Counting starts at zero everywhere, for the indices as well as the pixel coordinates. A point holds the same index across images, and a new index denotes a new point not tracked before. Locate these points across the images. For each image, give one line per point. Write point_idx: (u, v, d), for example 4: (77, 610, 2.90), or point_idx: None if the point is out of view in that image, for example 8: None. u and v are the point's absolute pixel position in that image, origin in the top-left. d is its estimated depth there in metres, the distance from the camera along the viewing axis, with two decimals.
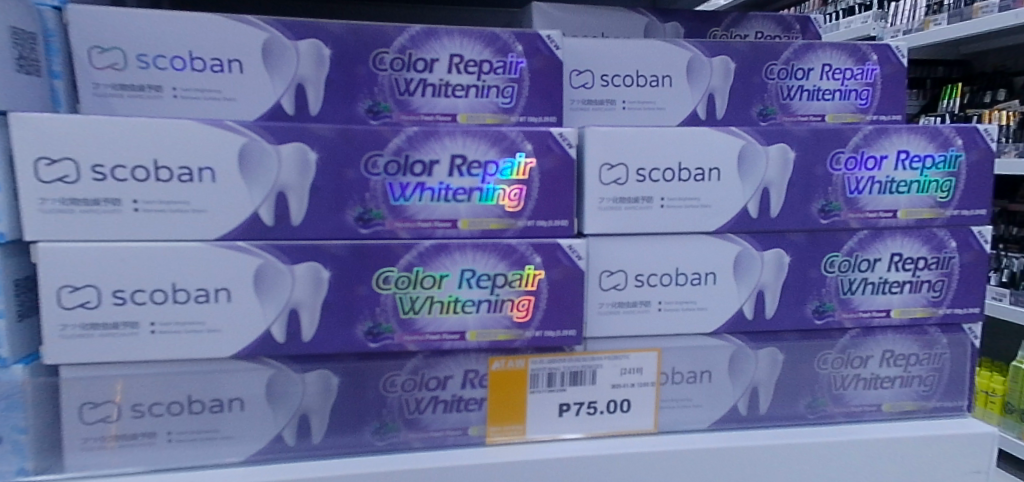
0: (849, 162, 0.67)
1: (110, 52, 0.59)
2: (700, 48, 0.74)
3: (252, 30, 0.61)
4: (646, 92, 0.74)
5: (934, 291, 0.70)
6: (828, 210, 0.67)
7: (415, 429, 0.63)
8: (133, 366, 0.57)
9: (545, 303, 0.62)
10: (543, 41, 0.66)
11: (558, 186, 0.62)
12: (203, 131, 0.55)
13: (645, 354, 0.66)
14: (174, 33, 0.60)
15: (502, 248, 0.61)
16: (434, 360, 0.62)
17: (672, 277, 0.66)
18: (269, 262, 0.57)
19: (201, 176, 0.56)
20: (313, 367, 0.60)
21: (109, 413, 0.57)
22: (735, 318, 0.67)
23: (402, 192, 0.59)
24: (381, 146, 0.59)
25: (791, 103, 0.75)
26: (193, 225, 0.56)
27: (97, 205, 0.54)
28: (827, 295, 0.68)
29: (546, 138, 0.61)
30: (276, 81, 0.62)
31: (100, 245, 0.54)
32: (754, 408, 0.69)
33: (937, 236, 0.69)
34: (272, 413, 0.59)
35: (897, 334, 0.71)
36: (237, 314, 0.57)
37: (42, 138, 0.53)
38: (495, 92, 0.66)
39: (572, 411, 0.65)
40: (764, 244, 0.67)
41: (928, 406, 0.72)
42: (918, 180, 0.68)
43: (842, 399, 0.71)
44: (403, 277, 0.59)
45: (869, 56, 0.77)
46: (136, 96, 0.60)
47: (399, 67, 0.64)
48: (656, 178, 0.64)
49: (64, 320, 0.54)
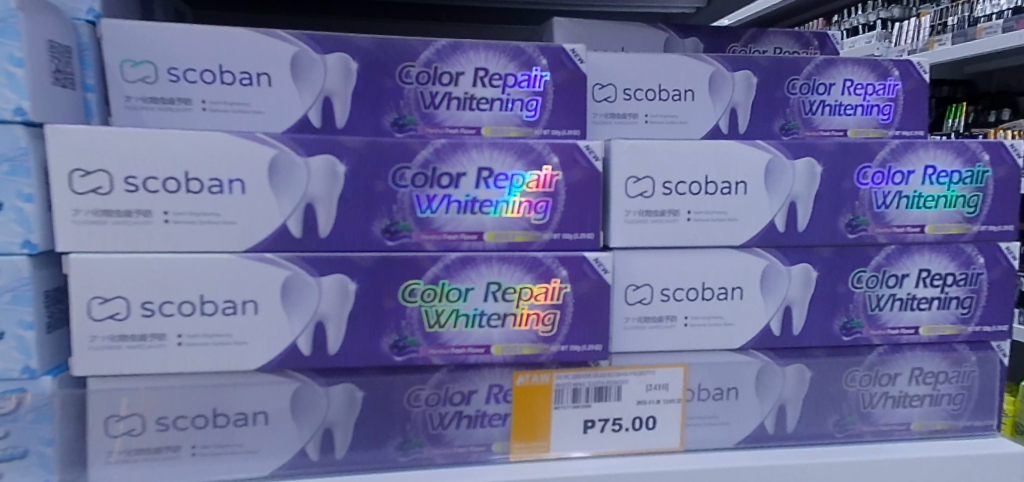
0: (876, 176, 0.66)
1: (142, 65, 0.60)
2: (722, 62, 0.74)
3: (281, 43, 0.62)
4: (669, 106, 0.73)
5: (963, 308, 0.69)
6: (856, 224, 0.66)
7: (439, 445, 0.62)
8: (160, 378, 0.56)
9: (570, 317, 0.62)
10: (567, 55, 0.66)
11: (584, 198, 0.62)
12: (233, 143, 0.56)
13: (671, 370, 0.65)
14: (204, 46, 0.61)
15: (529, 261, 0.61)
16: (459, 374, 0.62)
17: (698, 291, 0.65)
18: (297, 274, 0.57)
19: (231, 188, 0.56)
20: (338, 380, 0.59)
21: (134, 426, 0.57)
22: (762, 334, 0.66)
23: (428, 204, 0.59)
24: (408, 158, 0.59)
25: (813, 118, 0.75)
26: (222, 237, 0.56)
27: (129, 216, 0.54)
28: (855, 311, 0.67)
29: (573, 151, 0.61)
30: (304, 94, 0.62)
31: (130, 256, 0.54)
32: (781, 426, 0.68)
33: (965, 252, 0.68)
34: (297, 427, 0.59)
35: (927, 351, 0.69)
36: (265, 326, 0.57)
37: (78, 150, 0.53)
38: (519, 105, 0.66)
39: (597, 428, 0.64)
40: (792, 259, 0.66)
41: (959, 426, 0.70)
42: (945, 195, 0.67)
43: (871, 418, 0.69)
44: (429, 290, 0.59)
45: (892, 71, 0.77)
46: (166, 109, 0.60)
47: (425, 81, 0.64)
48: (683, 191, 0.63)
49: (93, 331, 0.54)
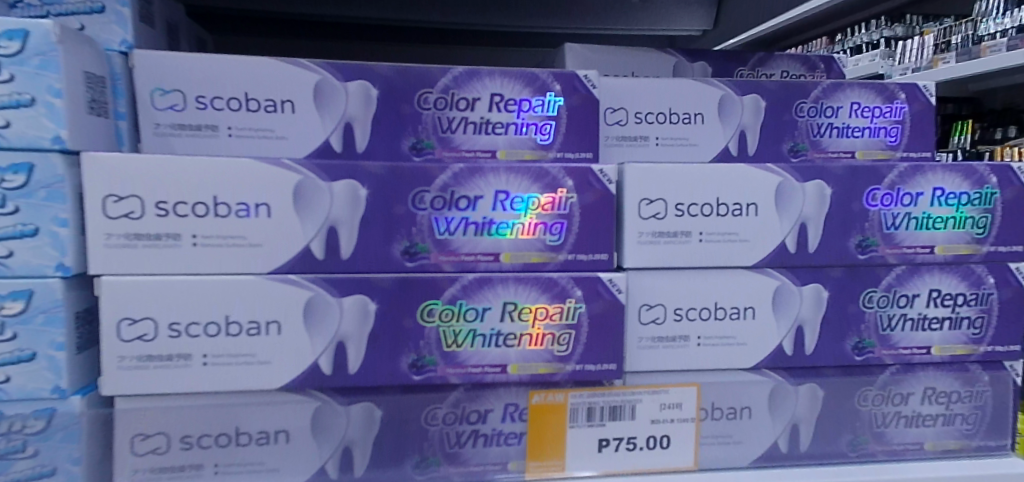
0: (885, 198, 0.68)
1: (171, 94, 0.62)
2: (731, 86, 0.75)
3: (304, 72, 0.64)
4: (679, 129, 0.75)
5: (974, 328, 0.69)
6: (866, 245, 0.67)
7: (455, 463, 0.63)
8: (184, 398, 0.58)
9: (585, 337, 0.63)
10: (580, 81, 0.68)
11: (598, 219, 0.63)
12: (260, 169, 0.58)
13: (685, 389, 0.66)
14: (230, 75, 0.63)
15: (544, 282, 0.62)
16: (476, 393, 0.63)
17: (711, 311, 0.66)
18: (319, 295, 0.58)
19: (257, 212, 0.58)
20: (357, 400, 0.60)
21: (159, 445, 0.58)
22: (774, 354, 0.67)
23: (447, 226, 0.61)
24: (428, 182, 0.60)
25: (821, 140, 0.76)
26: (247, 259, 0.58)
27: (158, 240, 0.56)
28: (866, 331, 0.68)
29: (587, 174, 0.63)
30: (326, 120, 0.64)
31: (159, 278, 0.56)
32: (795, 445, 0.68)
33: (976, 272, 0.69)
34: (317, 445, 0.60)
35: (939, 371, 0.70)
36: (289, 346, 0.58)
37: (111, 176, 0.55)
38: (534, 129, 0.68)
39: (612, 447, 0.65)
40: (803, 279, 0.67)
41: (972, 445, 0.70)
42: (954, 216, 0.68)
43: (884, 437, 0.69)
44: (447, 310, 0.60)
45: (898, 95, 0.78)
46: (193, 135, 0.62)
47: (442, 106, 0.66)
48: (695, 213, 0.65)
49: (122, 352, 0.56)
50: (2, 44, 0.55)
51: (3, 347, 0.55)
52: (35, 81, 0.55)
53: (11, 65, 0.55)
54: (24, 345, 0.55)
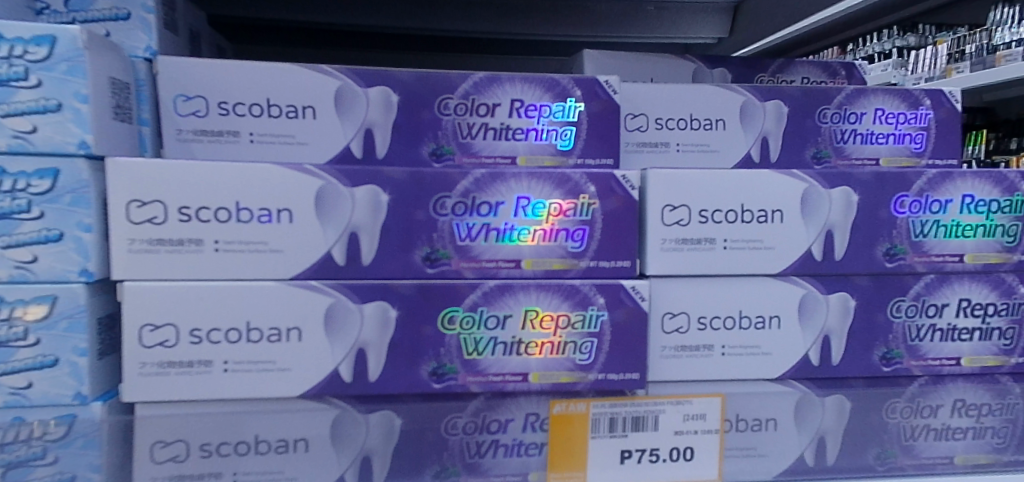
0: (913, 205, 0.66)
1: (194, 100, 0.62)
2: (753, 92, 0.74)
3: (326, 79, 0.64)
4: (701, 135, 0.74)
5: (1005, 339, 0.68)
6: (894, 253, 0.66)
7: (474, 474, 0.62)
8: (204, 405, 0.57)
9: (607, 345, 0.62)
10: (601, 86, 0.68)
11: (620, 226, 0.62)
12: (282, 175, 0.58)
13: (708, 400, 0.64)
14: (252, 81, 0.63)
15: (566, 289, 0.61)
16: (496, 402, 0.62)
17: (735, 320, 0.65)
18: (340, 301, 0.58)
19: (280, 217, 0.58)
20: (377, 408, 0.60)
21: (178, 453, 0.57)
22: (800, 365, 0.66)
23: (468, 233, 0.60)
24: (449, 187, 0.60)
25: (845, 147, 0.75)
26: (269, 264, 0.57)
27: (180, 245, 0.56)
28: (894, 341, 0.66)
29: (609, 181, 0.62)
30: (346, 127, 0.64)
31: (180, 284, 0.56)
32: (822, 459, 0.66)
33: (1007, 281, 0.67)
34: (336, 454, 0.59)
35: (969, 383, 0.68)
36: (309, 353, 0.58)
37: (134, 181, 0.55)
38: (554, 136, 0.67)
39: (634, 459, 0.62)
40: (829, 288, 0.66)
41: (1004, 460, 0.67)
42: (984, 224, 0.67)
43: (912, 451, 0.67)
44: (468, 317, 0.60)
45: (922, 101, 0.77)
46: (215, 141, 0.62)
47: (463, 112, 0.65)
48: (719, 220, 0.64)
49: (143, 358, 0.56)
50: (30, 50, 0.55)
51: (25, 352, 0.55)
52: (62, 87, 0.56)
53: (38, 70, 0.55)
54: (45, 350, 0.56)
